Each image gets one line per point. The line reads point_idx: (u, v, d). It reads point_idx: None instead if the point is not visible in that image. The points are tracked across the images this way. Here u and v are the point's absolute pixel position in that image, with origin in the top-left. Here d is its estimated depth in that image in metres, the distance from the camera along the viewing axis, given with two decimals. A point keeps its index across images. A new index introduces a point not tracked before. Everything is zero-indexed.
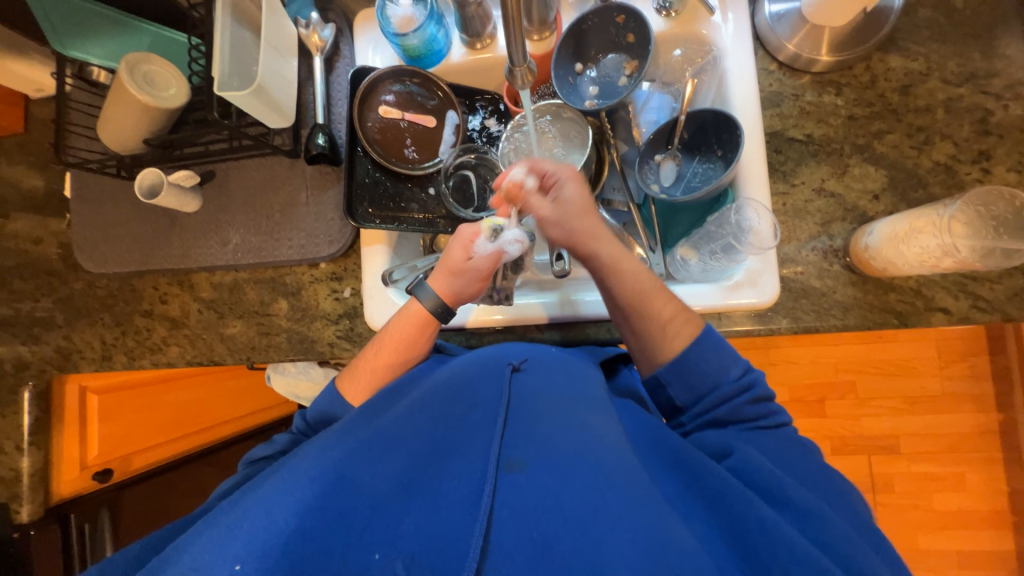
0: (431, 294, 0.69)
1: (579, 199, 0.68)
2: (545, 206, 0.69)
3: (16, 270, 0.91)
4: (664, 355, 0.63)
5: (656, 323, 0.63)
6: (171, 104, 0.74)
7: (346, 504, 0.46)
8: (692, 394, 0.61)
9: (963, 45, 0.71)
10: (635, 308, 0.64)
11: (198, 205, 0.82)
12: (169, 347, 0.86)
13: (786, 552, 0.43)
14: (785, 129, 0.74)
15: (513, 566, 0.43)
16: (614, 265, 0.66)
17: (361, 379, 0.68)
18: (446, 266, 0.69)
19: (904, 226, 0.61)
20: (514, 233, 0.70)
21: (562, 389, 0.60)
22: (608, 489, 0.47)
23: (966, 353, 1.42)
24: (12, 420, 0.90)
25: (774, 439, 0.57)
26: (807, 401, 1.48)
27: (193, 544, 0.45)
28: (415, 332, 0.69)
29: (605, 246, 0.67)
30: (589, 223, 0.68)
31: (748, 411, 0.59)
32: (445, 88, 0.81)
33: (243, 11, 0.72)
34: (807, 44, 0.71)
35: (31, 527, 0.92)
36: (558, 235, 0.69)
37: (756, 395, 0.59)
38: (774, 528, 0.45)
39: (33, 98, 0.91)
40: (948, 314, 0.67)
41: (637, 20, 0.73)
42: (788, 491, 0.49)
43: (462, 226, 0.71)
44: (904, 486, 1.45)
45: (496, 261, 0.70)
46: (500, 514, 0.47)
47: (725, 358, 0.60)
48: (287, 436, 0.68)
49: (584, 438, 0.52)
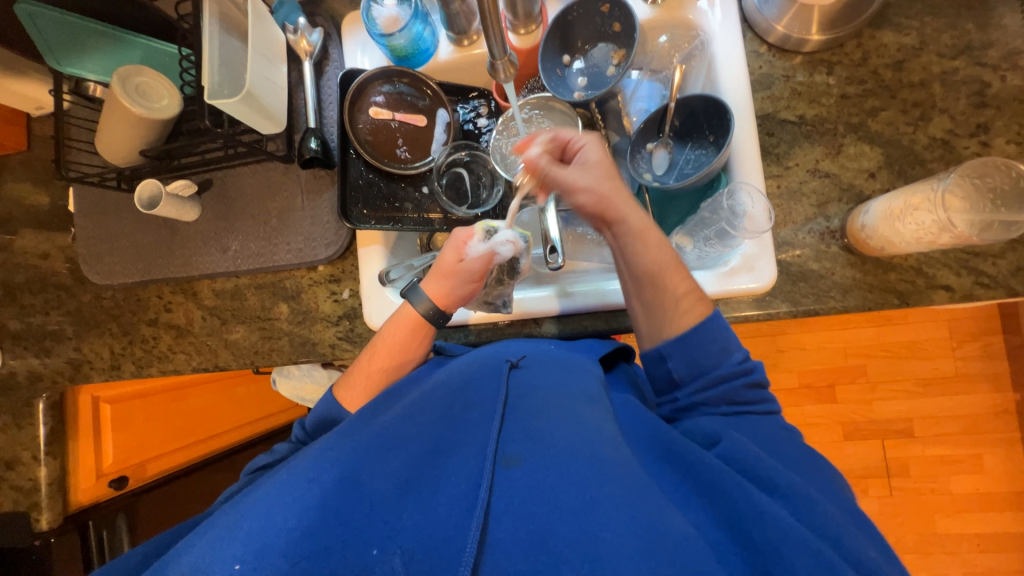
0: (424, 299, 0.69)
1: (604, 162, 0.68)
2: (571, 174, 0.67)
3: (27, 285, 0.93)
4: (670, 331, 0.62)
5: (670, 298, 0.63)
6: (163, 114, 0.75)
7: (345, 502, 0.47)
8: (691, 370, 0.61)
9: (957, 17, 0.69)
10: (653, 279, 0.64)
11: (197, 214, 0.83)
12: (175, 354, 0.87)
13: (786, 536, 0.43)
14: (777, 111, 0.73)
15: (510, 560, 0.43)
16: (638, 233, 0.65)
17: (358, 386, 0.69)
18: (437, 269, 0.70)
19: (898, 203, 0.61)
20: (506, 235, 0.70)
21: (559, 384, 0.60)
22: (605, 481, 0.47)
23: (978, 333, 1.39)
24: (27, 431, 0.92)
25: (766, 427, 0.57)
26: (816, 387, 1.46)
27: (195, 546, 0.45)
28: (409, 335, 0.70)
29: (633, 212, 0.65)
30: (618, 185, 0.67)
31: (746, 394, 0.59)
32: (433, 86, 0.81)
33: (230, 19, 0.74)
34: (796, 25, 0.70)
35: (50, 535, 0.95)
36: (587, 200, 0.67)
37: (753, 380, 0.60)
38: (767, 514, 0.44)
39: (34, 116, 0.93)
40: (951, 291, 0.66)
41: (622, 9, 0.72)
42: (779, 477, 0.49)
43: (455, 231, 0.72)
44: (919, 470, 1.42)
45: (487, 262, 0.69)
46: (497, 509, 0.47)
47: (728, 342, 0.61)
48: (287, 445, 0.68)
49: (582, 432, 0.52)
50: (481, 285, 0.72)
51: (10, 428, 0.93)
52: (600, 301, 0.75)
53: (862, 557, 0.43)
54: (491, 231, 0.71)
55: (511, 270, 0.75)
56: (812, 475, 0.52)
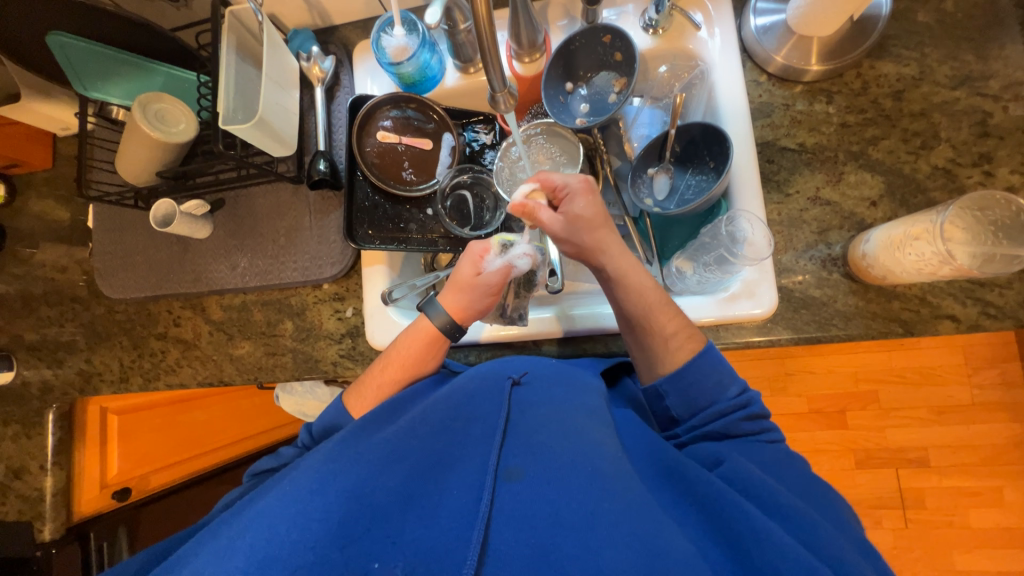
0: (441, 313, 0.70)
1: (590, 212, 0.67)
2: (556, 221, 0.67)
3: (43, 297, 0.96)
4: (665, 368, 0.63)
5: (660, 337, 0.63)
6: (180, 138, 0.78)
7: (348, 515, 0.46)
8: (688, 407, 0.61)
9: (957, 48, 0.70)
10: (639, 324, 0.64)
11: (209, 231, 0.86)
12: (181, 367, 0.89)
13: (782, 555, 0.43)
14: (777, 139, 0.73)
15: (512, 569, 0.44)
16: (621, 279, 0.65)
17: (368, 397, 0.68)
18: (454, 284, 0.71)
19: (898, 232, 0.60)
20: (522, 248, 0.73)
21: (558, 400, 0.59)
22: (604, 497, 0.47)
23: (994, 359, 1.36)
24: (36, 441, 0.95)
25: (770, 453, 0.56)
26: (825, 412, 1.43)
27: (199, 557, 0.45)
28: (422, 349, 0.70)
29: (612, 261, 0.66)
30: (601, 237, 0.66)
31: (745, 427, 0.58)
32: (439, 112, 0.83)
33: (246, 48, 0.77)
34: (795, 55, 0.71)
35: (53, 546, 0.95)
36: (570, 250, 0.68)
37: (752, 413, 0.59)
38: (767, 534, 0.44)
39: (60, 136, 0.97)
40: (957, 321, 0.65)
41: (623, 39, 0.74)
42: (777, 497, 0.48)
43: (472, 244, 0.73)
44: (935, 502, 1.37)
45: (505, 275, 0.71)
46: (498, 523, 0.47)
47: (722, 376, 0.60)
48: (292, 450, 0.68)
49: (581, 447, 0.52)
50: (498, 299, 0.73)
51: (19, 438, 0.95)
52: (602, 323, 0.75)
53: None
54: (506, 246, 0.73)
55: (527, 283, 0.78)
56: (813, 497, 0.52)
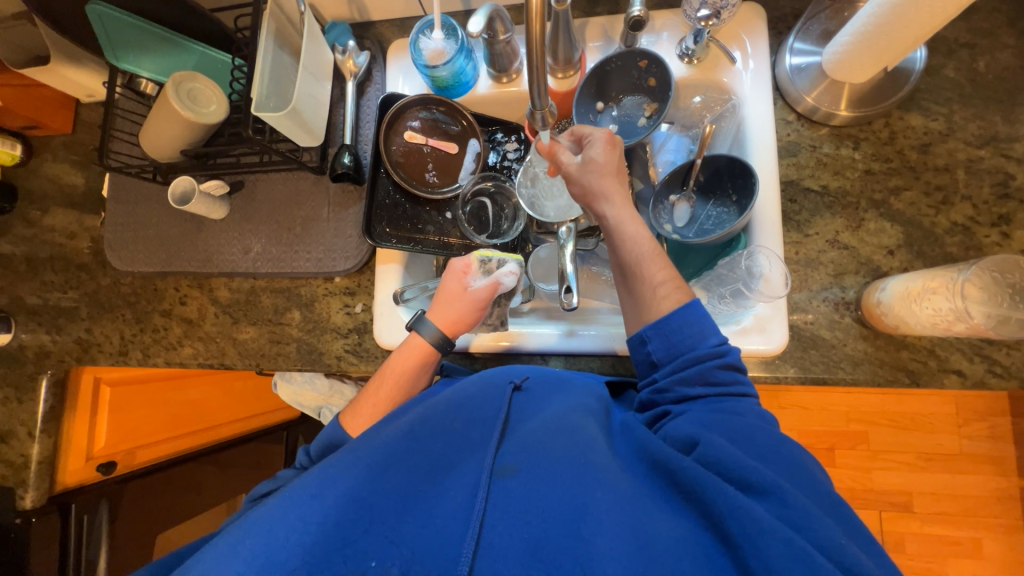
0: (433, 329, 0.71)
1: (606, 160, 0.65)
2: (571, 162, 0.67)
3: (49, 262, 0.95)
4: (649, 315, 0.60)
5: (647, 286, 0.61)
6: (210, 119, 0.78)
7: (345, 515, 0.46)
8: (669, 353, 0.57)
9: (985, 108, 0.71)
10: (632, 271, 0.62)
11: (225, 212, 0.85)
12: (183, 346, 0.88)
13: (760, 531, 0.40)
14: (800, 179, 0.74)
15: (506, 564, 0.43)
16: (618, 228, 0.64)
17: (365, 414, 0.69)
18: (442, 297, 0.74)
19: (917, 284, 0.61)
20: (509, 266, 0.76)
21: (558, 404, 0.59)
22: (596, 489, 0.47)
23: (985, 413, 1.37)
24: (28, 407, 0.94)
25: (745, 410, 0.52)
26: (815, 449, 1.43)
27: (196, 567, 0.44)
28: (417, 364, 0.71)
29: (613, 208, 0.64)
30: (609, 184, 0.64)
31: (718, 375, 0.54)
32: (469, 117, 0.84)
33: (285, 37, 0.77)
34: (826, 99, 0.72)
35: (32, 514, 0.94)
36: (577, 193, 0.67)
37: (728, 362, 0.55)
38: (744, 510, 0.42)
39: (83, 102, 0.97)
40: (963, 376, 0.66)
41: (659, 66, 0.74)
42: (754, 474, 0.45)
43: (454, 261, 0.76)
44: (915, 548, 1.38)
45: (491, 291, 0.74)
46: (491, 518, 0.47)
47: (704, 324, 0.57)
48: (292, 472, 0.67)
49: (575, 443, 0.51)
50: (485, 312, 0.75)
51: (9, 401, 0.95)
52: (610, 344, 0.75)
53: (860, 562, 0.40)
54: (487, 262, 0.76)
55: (508, 294, 0.79)
56: (793, 470, 0.48)
